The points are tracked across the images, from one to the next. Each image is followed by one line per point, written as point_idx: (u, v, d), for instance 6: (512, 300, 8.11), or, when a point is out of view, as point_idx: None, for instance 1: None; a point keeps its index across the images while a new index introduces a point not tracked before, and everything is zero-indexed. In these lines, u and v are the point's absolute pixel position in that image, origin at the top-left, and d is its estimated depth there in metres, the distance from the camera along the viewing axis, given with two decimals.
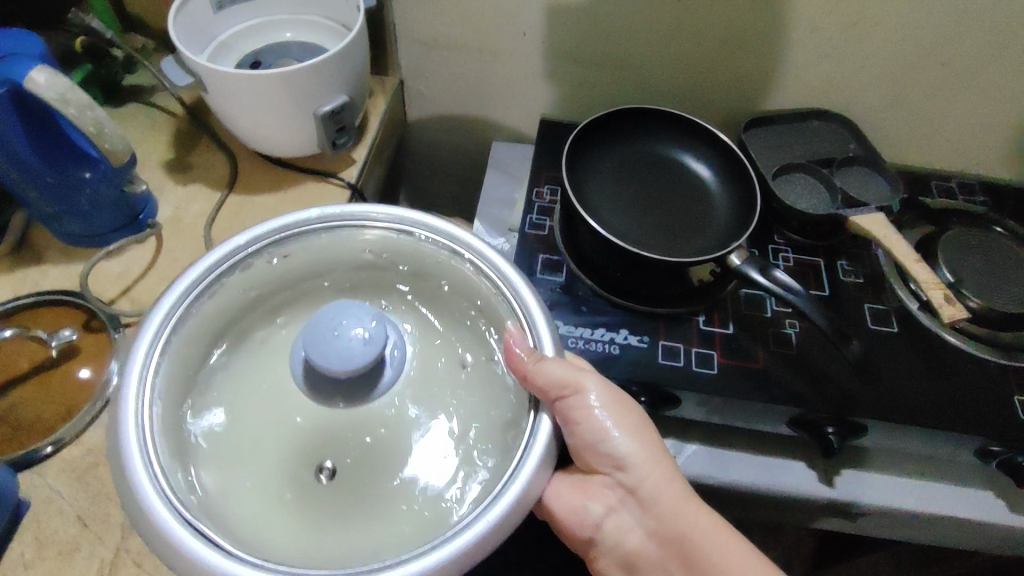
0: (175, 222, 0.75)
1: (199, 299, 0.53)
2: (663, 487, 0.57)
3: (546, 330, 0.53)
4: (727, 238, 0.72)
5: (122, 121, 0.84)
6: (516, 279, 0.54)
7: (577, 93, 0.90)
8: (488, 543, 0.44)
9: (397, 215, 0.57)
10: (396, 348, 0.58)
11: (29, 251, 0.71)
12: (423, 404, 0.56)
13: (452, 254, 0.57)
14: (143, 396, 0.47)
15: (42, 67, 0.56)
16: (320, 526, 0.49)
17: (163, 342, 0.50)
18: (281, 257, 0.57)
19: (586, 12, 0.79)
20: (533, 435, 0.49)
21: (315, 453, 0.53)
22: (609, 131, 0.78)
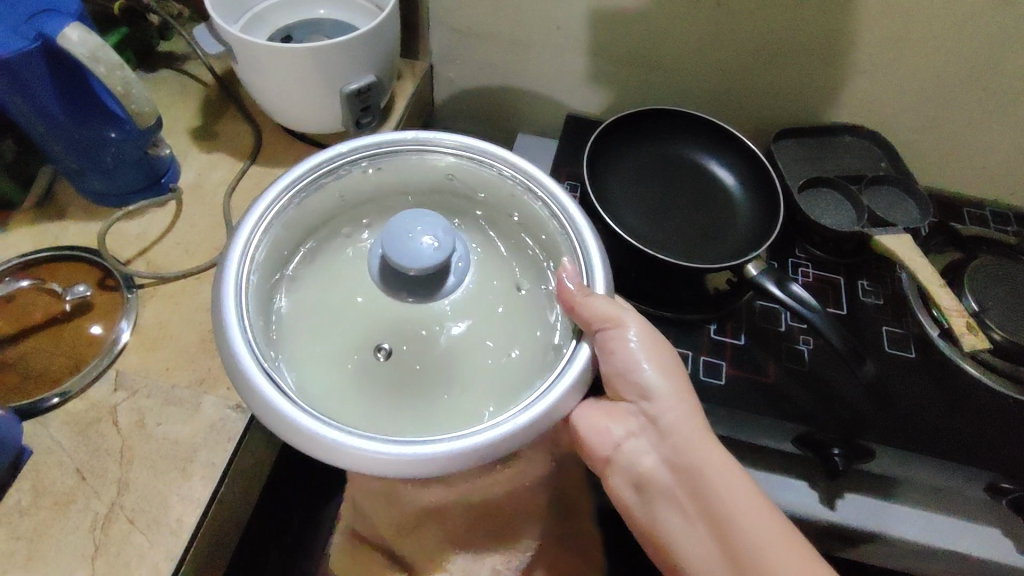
0: (196, 188, 0.76)
1: (299, 193, 0.56)
2: (685, 423, 0.57)
3: (600, 269, 0.54)
4: (746, 249, 0.70)
5: (154, 85, 0.85)
6: (579, 221, 0.56)
7: (607, 91, 0.89)
8: (510, 443, 0.46)
9: (482, 147, 0.60)
10: (460, 262, 0.58)
11: (52, 205, 0.72)
12: (484, 314, 0.57)
13: (526, 189, 0.59)
14: (242, 261, 0.52)
15: (76, 25, 0.57)
16: (374, 405, 0.51)
17: (265, 220, 0.54)
18: (376, 168, 0.60)
19: (621, 9, 0.78)
20: (573, 357, 0.51)
21: (377, 334, 0.55)
22: (635, 132, 0.77)
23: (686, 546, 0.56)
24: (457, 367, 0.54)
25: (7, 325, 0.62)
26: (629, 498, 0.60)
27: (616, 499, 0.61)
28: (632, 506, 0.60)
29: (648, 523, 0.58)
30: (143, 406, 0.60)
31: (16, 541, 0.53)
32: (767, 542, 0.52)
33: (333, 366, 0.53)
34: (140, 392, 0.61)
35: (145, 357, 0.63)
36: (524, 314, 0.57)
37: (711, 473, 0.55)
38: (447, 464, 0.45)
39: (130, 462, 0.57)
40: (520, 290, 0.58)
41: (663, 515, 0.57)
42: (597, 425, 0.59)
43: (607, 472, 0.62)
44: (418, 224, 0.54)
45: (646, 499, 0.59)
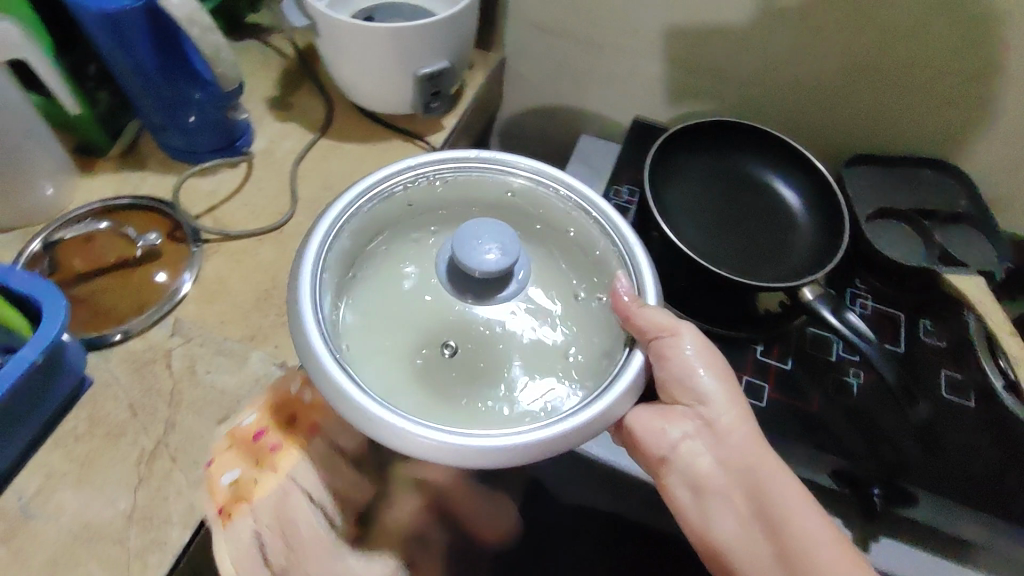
0: (267, 154, 0.79)
1: (370, 201, 0.58)
2: (738, 428, 0.58)
3: (652, 285, 0.56)
4: (805, 272, 0.68)
5: (239, 53, 0.88)
6: (631, 239, 0.58)
7: (676, 100, 0.88)
8: (571, 437, 0.49)
9: (541, 167, 0.61)
10: (522, 271, 0.58)
11: (135, 156, 0.77)
12: (541, 327, 0.57)
13: (581, 210, 0.60)
14: (315, 264, 0.53)
15: None
16: (438, 402, 0.52)
17: (339, 227, 0.56)
18: (441, 181, 0.60)
19: (700, 17, 0.77)
20: (627, 361, 0.53)
21: (441, 333, 0.56)
22: (699, 147, 0.75)
23: (740, 548, 0.55)
24: (514, 374, 0.54)
25: (84, 262, 0.67)
26: (681, 500, 0.59)
27: (668, 499, 0.59)
28: (685, 507, 0.59)
29: (702, 526, 0.57)
30: (195, 353, 0.63)
31: (69, 463, 0.57)
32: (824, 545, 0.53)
33: (398, 361, 0.54)
34: (195, 340, 0.64)
35: (203, 307, 0.66)
36: (577, 325, 0.57)
37: (768, 475, 0.56)
38: (510, 456, 0.47)
39: (178, 404, 0.60)
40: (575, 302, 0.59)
41: (718, 517, 0.57)
42: (652, 427, 0.58)
43: (661, 474, 0.60)
44: (489, 229, 0.55)
45: (700, 501, 0.58)
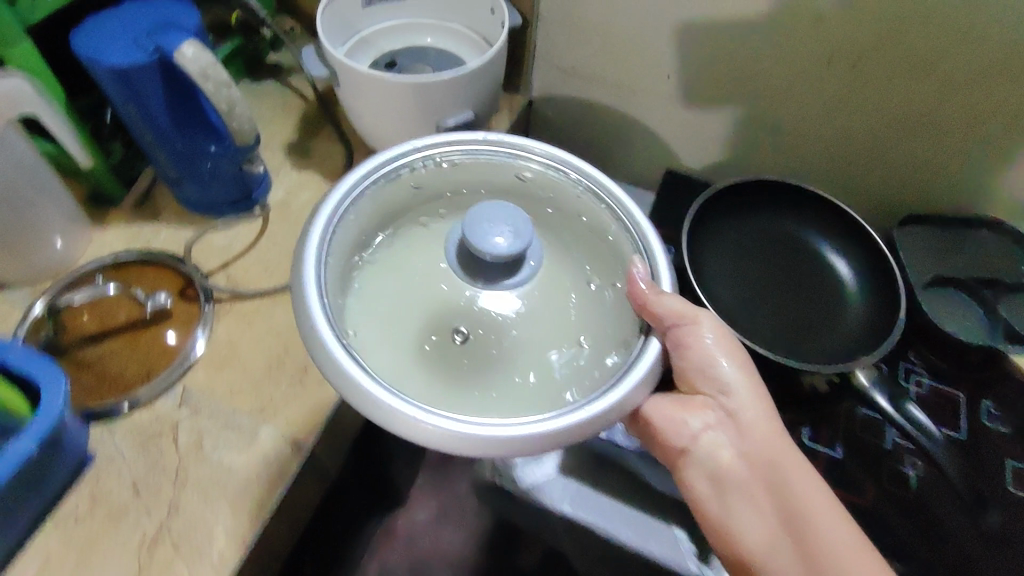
0: (284, 206, 0.75)
1: (375, 182, 0.56)
2: (765, 424, 0.55)
3: (665, 273, 0.54)
4: (854, 350, 0.63)
5: (258, 96, 0.86)
6: (645, 225, 0.55)
7: (713, 149, 0.83)
8: (581, 429, 0.46)
9: (556, 153, 0.58)
10: (534, 257, 0.56)
11: (148, 207, 0.74)
12: (555, 311, 0.54)
13: (592, 193, 0.57)
14: (320, 245, 0.51)
15: (193, 41, 0.57)
16: (444, 386, 0.50)
17: (341, 211, 0.54)
18: (448, 163, 0.58)
19: (739, 66, 0.73)
20: (641, 352, 0.50)
21: (448, 319, 0.53)
22: (746, 208, 0.71)
23: (761, 545, 0.51)
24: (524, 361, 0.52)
25: (92, 324, 0.64)
26: (701, 494, 0.55)
27: (687, 493, 0.56)
28: (703, 499, 0.55)
29: (722, 520, 0.53)
30: (203, 427, 0.60)
31: (66, 550, 0.53)
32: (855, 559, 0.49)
33: (404, 348, 0.52)
34: (203, 412, 0.60)
35: (212, 374, 0.63)
36: (593, 316, 0.54)
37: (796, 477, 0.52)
38: (522, 444, 0.45)
39: (183, 483, 0.57)
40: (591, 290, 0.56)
41: (739, 511, 0.53)
42: (673, 415, 0.56)
43: (680, 466, 0.57)
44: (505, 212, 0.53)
45: (721, 494, 0.54)
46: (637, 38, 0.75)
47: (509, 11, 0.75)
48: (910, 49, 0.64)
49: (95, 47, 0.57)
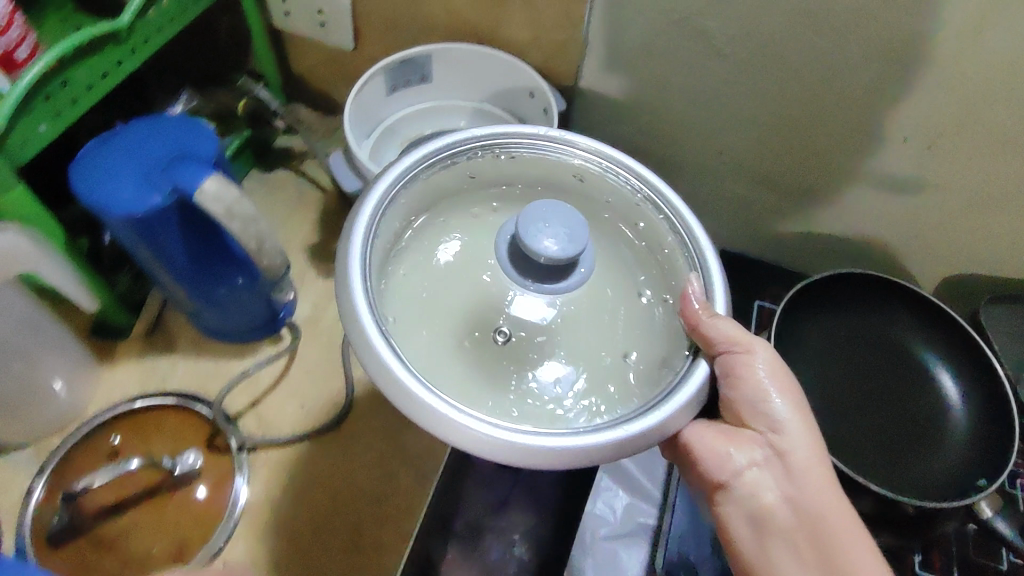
0: (313, 323, 0.68)
1: (429, 168, 0.48)
2: (817, 475, 0.46)
3: (721, 287, 0.46)
4: (933, 477, 0.58)
5: (271, 189, 0.78)
6: (707, 252, 0.46)
7: (766, 221, 0.78)
8: (618, 448, 0.40)
9: (616, 156, 0.49)
10: (586, 264, 0.47)
11: (160, 335, 0.66)
12: (603, 318, 0.47)
13: (649, 201, 0.48)
14: (367, 231, 0.44)
15: (215, 176, 0.50)
16: (480, 384, 0.44)
17: (386, 202, 0.46)
18: (503, 155, 0.49)
19: (803, 141, 0.68)
20: (689, 374, 0.43)
21: (491, 319, 0.46)
22: (854, 294, 0.64)
23: None
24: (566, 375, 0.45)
25: (110, 493, 0.56)
26: (739, 536, 0.47)
27: (722, 533, 0.48)
28: (741, 544, 0.47)
29: (759, 568, 0.46)
30: None
31: None
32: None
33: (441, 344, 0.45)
34: None
35: (254, 544, 0.56)
36: (642, 334, 0.46)
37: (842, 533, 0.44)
38: (558, 458, 0.39)
39: None
40: (642, 302, 0.48)
41: (778, 561, 0.45)
42: (716, 449, 0.48)
43: (716, 501, 0.49)
44: (543, 212, 0.45)
45: (761, 539, 0.46)
46: (686, 113, 0.70)
47: (553, 97, 0.68)
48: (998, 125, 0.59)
49: (102, 192, 0.49)
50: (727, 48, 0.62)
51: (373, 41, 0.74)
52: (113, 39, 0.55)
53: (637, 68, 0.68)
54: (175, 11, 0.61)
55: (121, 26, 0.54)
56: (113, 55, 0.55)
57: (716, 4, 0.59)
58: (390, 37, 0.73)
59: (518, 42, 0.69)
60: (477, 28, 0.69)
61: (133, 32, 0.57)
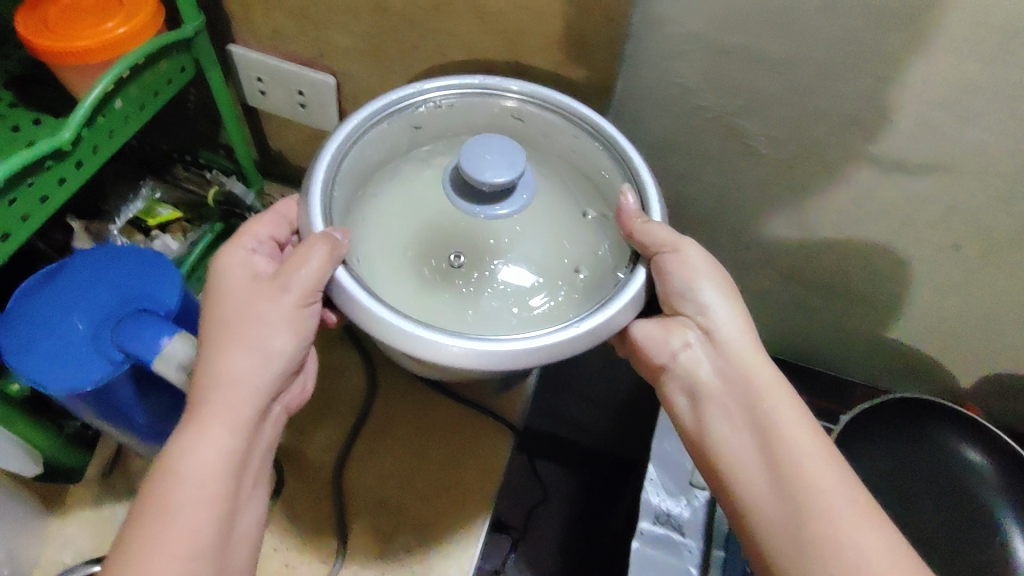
0: (297, 456, 0.60)
1: (381, 123, 0.49)
2: (749, 355, 0.48)
3: (658, 202, 0.48)
4: None
5: None
6: (642, 172, 0.49)
7: (793, 319, 0.72)
8: (571, 346, 0.42)
9: (546, 92, 0.51)
10: (526, 190, 0.50)
11: (120, 476, 0.57)
12: (545, 235, 0.50)
13: (587, 133, 0.50)
14: (328, 173, 0.46)
15: (179, 334, 0.42)
16: (435, 300, 0.47)
17: (341, 152, 0.47)
18: (452, 103, 0.51)
19: (840, 243, 0.62)
20: (628, 281, 0.46)
21: (448, 241, 0.49)
22: (917, 425, 0.58)
23: (732, 456, 0.46)
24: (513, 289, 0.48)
25: None
26: (684, 411, 0.50)
27: (669, 409, 0.52)
28: (684, 417, 0.50)
29: (695, 431, 0.49)
30: None
31: None
32: (824, 482, 0.43)
33: (400, 271, 0.48)
34: None
35: None
36: (581, 251, 0.50)
37: (772, 403, 0.46)
38: (518, 358, 0.41)
39: None
40: (586, 219, 0.51)
41: (711, 420, 0.48)
42: (654, 339, 0.51)
43: (661, 381, 0.52)
44: (481, 144, 0.47)
45: (697, 405, 0.49)
46: (714, 208, 0.63)
47: None
48: None
49: (42, 362, 0.41)
50: (768, 150, 0.56)
51: None
52: (53, 155, 0.46)
53: (657, 162, 0.61)
54: (133, 111, 0.52)
55: (64, 142, 0.45)
56: (53, 174, 0.46)
57: (758, 106, 0.52)
58: None
59: None
60: None
61: (78, 143, 0.48)
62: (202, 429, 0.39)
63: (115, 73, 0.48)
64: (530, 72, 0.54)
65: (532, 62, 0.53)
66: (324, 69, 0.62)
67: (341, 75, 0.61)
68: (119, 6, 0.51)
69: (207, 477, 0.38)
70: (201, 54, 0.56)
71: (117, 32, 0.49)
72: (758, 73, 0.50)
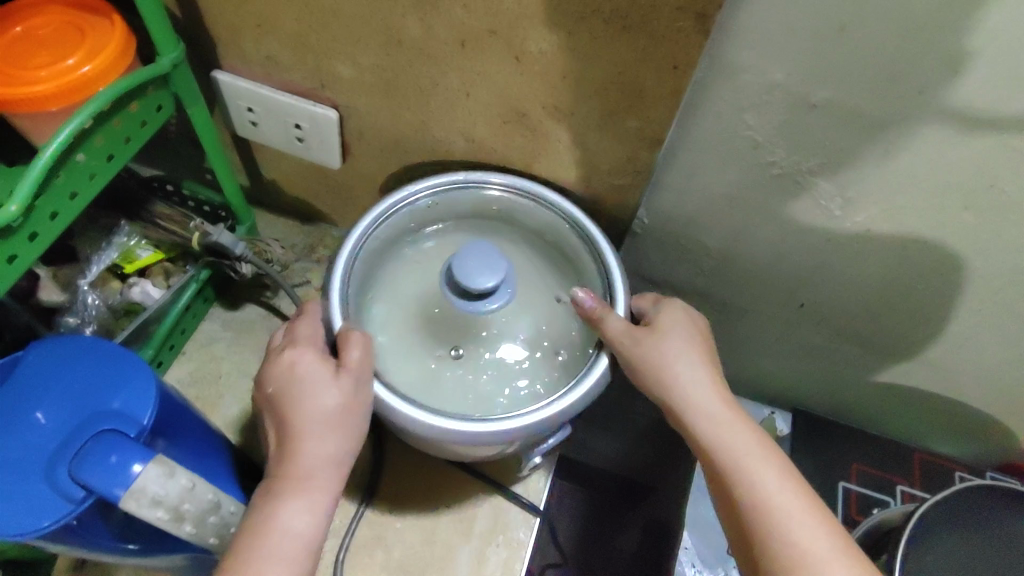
0: None
1: (378, 226, 0.49)
2: (711, 401, 0.43)
3: (622, 291, 0.47)
4: None
5: (237, 335, 0.63)
6: (609, 258, 0.48)
7: (842, 375, 0.65)
8: (569, 410, 0.43)
9: (516, 180, 0.51)
10: (511, 288, 0.45)
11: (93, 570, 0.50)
12: (531, 316, 0.51)
13: (563, 222, 0.51)
14: (343, 280, 0.45)
15: (151, 460, 0.34)
16: (441, 389, 0.46)
17: (350, 259, 0.46)
18: (436, 201, 0.51)
19: (909, 304, 0.54)
20: (598, 354, 0.45)
21: (447, 333, 0.49)
22: (998, 521, 0.51)
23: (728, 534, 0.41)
24: (510, 373, 0.48)
25: None
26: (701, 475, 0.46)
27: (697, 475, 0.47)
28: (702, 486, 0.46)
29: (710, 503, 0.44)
30: None
31: None
32: (800, 538, 0.37)
33: (411, 361, 0.48)
34: None
35: None
36: (561, 331, 0.50)
37: (736, 448, 0.41)
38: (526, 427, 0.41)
39: None
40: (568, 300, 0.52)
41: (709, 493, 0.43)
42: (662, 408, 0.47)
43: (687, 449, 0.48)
44: (470, 248, 0.44)
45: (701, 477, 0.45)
46: (768, 265, 0.56)
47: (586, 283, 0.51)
48: None
49: None
50: (842, 212, 0.48)
51: (368, 160, 0.58)
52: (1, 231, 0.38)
53: (706, 214, 0.53)
54: (102, 163, 0.44)
55: (10, 218, 0.37)
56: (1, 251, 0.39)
57: (837, 164, 0.45)
58: (390, 158, 0.57)
59: (561, 181, 0.53)
60: (507, 161, 0.53)
61: (31, 211, 0.40)
62: (287, 504, 0.38)
63: (75, 125, 0.40)
64: (569, 119, 0.47)
65: (573, 109, 0.46)
66: (326, 102, 0.53)
67: (346, 109, 0.53)
68: (83, 37, 0.43)
69: (299, 543, 0.37)
70: (182, 89, 0.48)
71: (81, 71, 0.41)
72: (845, 131, 0.42)
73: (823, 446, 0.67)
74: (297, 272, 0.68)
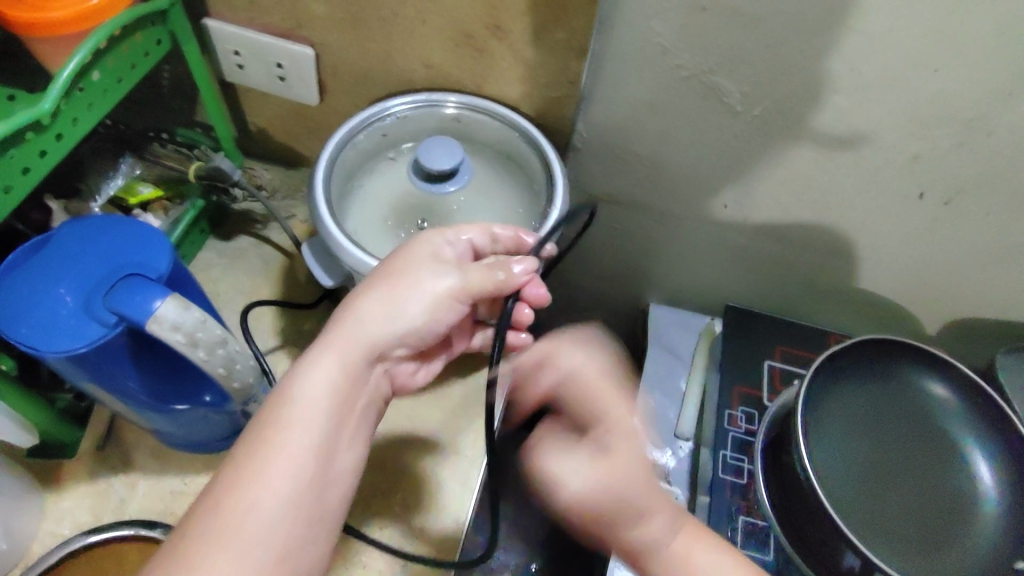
0: None
1: (355, 134, 0.57)
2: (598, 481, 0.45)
3: (562, 179, 0.56)
4: (946, 542, 0.53)
5: (231, 261, 0.71)
6: (552, 153, 0.57)
7: (767, 274, 0.74)
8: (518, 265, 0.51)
9: (471, 97, 0.60)
10: (466, 172, 0.58)
11: (115, 452, 0.57)
12: (489, 204, 0.59)
13: (513, 128, 0.59)
14: (325, 172, 0.54)
15: (170, 296, 0.42)
16: None
17: (331, 156, 0.55)
18: (404, 115, 0.60)
19: (812, 195, 0.64)
20: (544, 226, 0.54)
21: (414, 215, 0.56)
22: (884, 367, 0.61)
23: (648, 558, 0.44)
24: None
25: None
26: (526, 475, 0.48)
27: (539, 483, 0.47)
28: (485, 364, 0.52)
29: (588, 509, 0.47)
30: None
31: None
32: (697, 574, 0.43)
33: (382, 238, 0.55)
34: None
35: None
36: (514, 217, 0.58)
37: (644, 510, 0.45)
38: None
39: None
40: (520, 194, 0.60)
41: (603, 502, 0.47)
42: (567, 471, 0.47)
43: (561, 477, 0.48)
44: (434, 144, 0.56)
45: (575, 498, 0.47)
46: (692, 170, 0.65)
47: (535, 180, 0.60)
48: (1004, 175, 0.57)
49: (34, 330, 0.42)
50: (743, 108, 0.58)
51: (342, 96, 0.67)
52: (34, 127, 0.46)
53: (633, 123, 0.62)
54: (112, 82, 0.52)
55: (42, 114, 0.45)
56: (34, 146, 0.46)
57: (731, 62, 0.54)
58: (361, 92, 0.65)
59: (508, 98, 0.61)
60: (461, 83, 0.61)
61: (57, 116, 0.48)
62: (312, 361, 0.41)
63: (92, 45, 0.48)
64: (509, 36, 0.56)
65: (511, 25, 0.55)
66: (303, 41, 0.62)
67: (321, 47, 0.62)
68: None
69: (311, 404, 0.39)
70: (176, 26, 0.57)
71: None
72: (731, 31, 0.52)
73: (753, 337, 0.75)
74: (284, 207, 0.74)
